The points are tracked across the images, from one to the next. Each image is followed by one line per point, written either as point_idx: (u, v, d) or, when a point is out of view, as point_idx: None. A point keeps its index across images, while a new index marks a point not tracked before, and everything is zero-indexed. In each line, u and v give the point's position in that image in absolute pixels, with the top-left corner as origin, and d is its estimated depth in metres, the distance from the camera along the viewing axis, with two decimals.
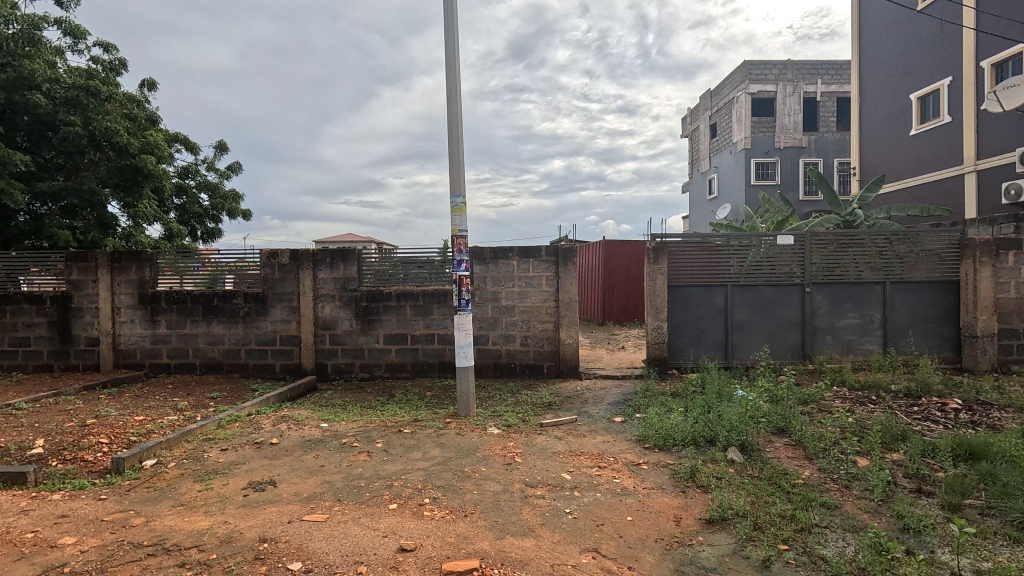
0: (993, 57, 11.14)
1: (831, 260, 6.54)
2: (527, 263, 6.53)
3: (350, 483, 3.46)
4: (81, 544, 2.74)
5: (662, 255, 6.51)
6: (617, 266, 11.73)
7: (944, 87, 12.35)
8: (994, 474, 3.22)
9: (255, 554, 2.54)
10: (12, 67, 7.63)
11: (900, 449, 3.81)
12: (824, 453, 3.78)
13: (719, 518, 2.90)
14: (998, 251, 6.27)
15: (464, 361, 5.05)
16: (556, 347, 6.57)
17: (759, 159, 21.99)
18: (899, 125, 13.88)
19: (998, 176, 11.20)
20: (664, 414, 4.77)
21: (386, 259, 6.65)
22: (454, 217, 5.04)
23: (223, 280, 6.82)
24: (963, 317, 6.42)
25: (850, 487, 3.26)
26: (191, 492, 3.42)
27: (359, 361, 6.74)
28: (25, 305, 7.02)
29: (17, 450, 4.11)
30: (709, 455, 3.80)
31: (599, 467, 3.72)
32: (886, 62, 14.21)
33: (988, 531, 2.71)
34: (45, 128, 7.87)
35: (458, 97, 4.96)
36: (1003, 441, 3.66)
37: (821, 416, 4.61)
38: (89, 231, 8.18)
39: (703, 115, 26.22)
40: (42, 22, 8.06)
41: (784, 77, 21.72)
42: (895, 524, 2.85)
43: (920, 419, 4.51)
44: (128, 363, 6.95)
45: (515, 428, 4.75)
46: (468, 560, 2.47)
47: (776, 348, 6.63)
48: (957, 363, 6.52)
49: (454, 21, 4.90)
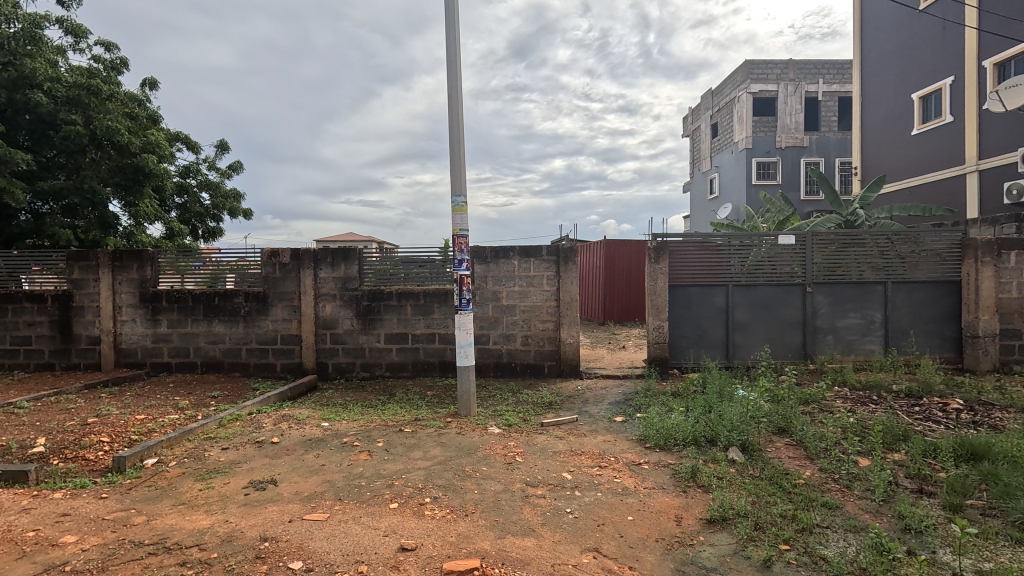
0: (995, 56, 11.11)
1: (832, 260, 6.53)
2: (528, 263, 6.53)
3: (350, 483, 3.46)
4: (82, 543, 2.74)
5: (663, 255, 6.51)
6: (618, 266, 11.72)
7: (946, 86, 12.33)
8: (996, 475, 3.21)
9: (255, 553, 2.54)
10: (13, 66, 7.63)
11: (902, 449, 3.80)
12: (824, 454, 3.77)
13: (720, 518, 2.90)
14: (1001, 251, 6.25)
15: (465, 361, 5.06)
16: (556, 347, 6.57)
17: (760, 158, 21.96)
18: (901, 125, 13.85)
19: (1000, 176, 11.17)
20: (665, 414, 4.76)
21: (386, 259, 6.65)
22: (454, 217, 5.03)
23: (223, 279, 6.83)
24: (965, 317, 6.41)
25: (851, 487, 3.26)
26: (191, 491, 3.42)
27: (360, 360, 6.74)
28: (26, 304, 7.03)
29: (18, 449, 4.12)
30: (710, 455, 3.80)
31: (599, 467, 3.72)
32: (888, 61, 14.19)
33: (990, 531, 2.70)
34: (47, 127, 7.86)
35: (458, 97, 4.95)
36: (1005, 441, 3.65)
37: (822, 416, 4.61)
38: (91, 230, 8.19)
39: (704, 115, 26.18)
40: (43, 21, 8.06)
41: (785, 76, 21.69)
42: (897, 524, 2.84)
43: (922, 419, 4.50)
44: (129, 363, 6.96)
45: (515, 427, 4.75)
46: (469, 560, 2.47)
47: (777, 348, 6.62)
48: (959, 363, 6.51)
49: (454, 20, 4.90)
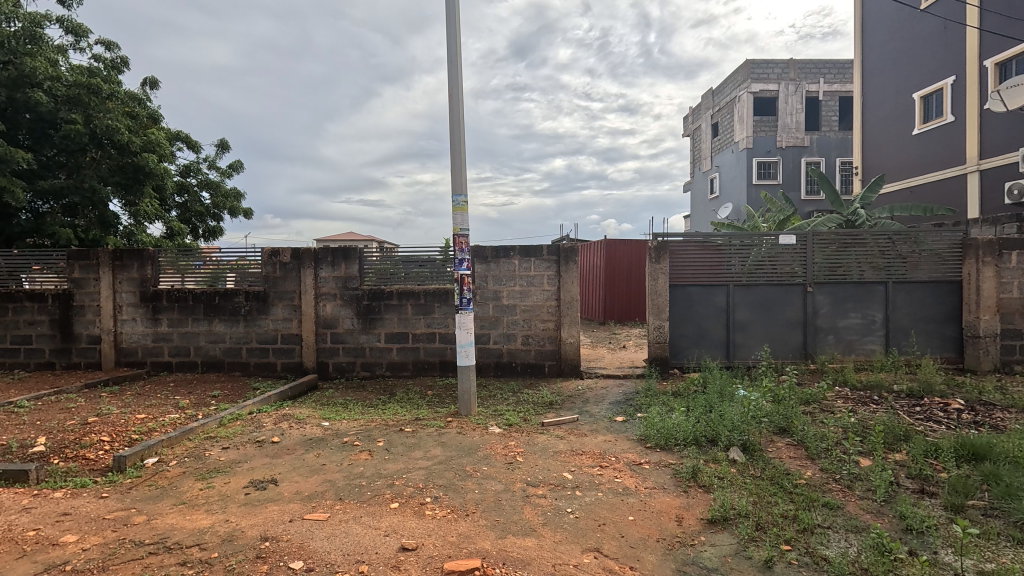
0: (997, 56, 11.09)
1: (833, 260, 6.53)
2: (529, 262, 6.52)
3: (351, 482, 3.46)
4: (83, 542, 2.74)
5: (664, 254, 6.51)
6: (618, 266, 11.72)
7: (947, 86, 12.31)
8: (997, 475, 3.21)
9: (256, 553, 2.54)
10: (13, 65, 7.62)
11: (903, 450, 3.80)
12: (826, 454, 3.77)
13: (721, 518, 2.90)
14: (1002, 251, 6.23)
15: (466, 361, 5.06)
16: (556, 347, 6.57)
17: (760, 158, 21.96)
18: (902, 124, 13.83)
19: (1001, 175, 11.16)
20: (665, 413, 4.76)
21: (387, 258, 6.65)
22: (455, 217, 5.03)
23: (224, 278, 6.82)
24: (966, 317, 6.40)
25: (853, 487, 3.25)
26: (192, 490, 3.42)
27: (360, 359, 6.74)
28: (26, 303, 7.03)
29: (19, 448, 4.12)
30: (711, 455, 3.80)
31: (600, 467, 3.72)
32: (889, 61, 14.17)
33: (992, 531, 2.70)
34: (47, 126, 7.86)
35: (459, 97, 4.95)
36: (1006, 441, 3.65)
37: (823, 416, 4.60)
38: (91, 229, 8.19)
39: (705, 114, 26.15)
40: (43, 21, 8.06)
41: (786, 76, 21.66)
42: (898, 524, 2.84)
43: (923, 419, 4.49)
44: (129, 361, 6.96)
45: (516, 427, 4.74)
46: (470, 559, 2.47)
47: (778, 348, 6.61)
48: (959, 364, 6.50)
49: (455, 19, 4.89)
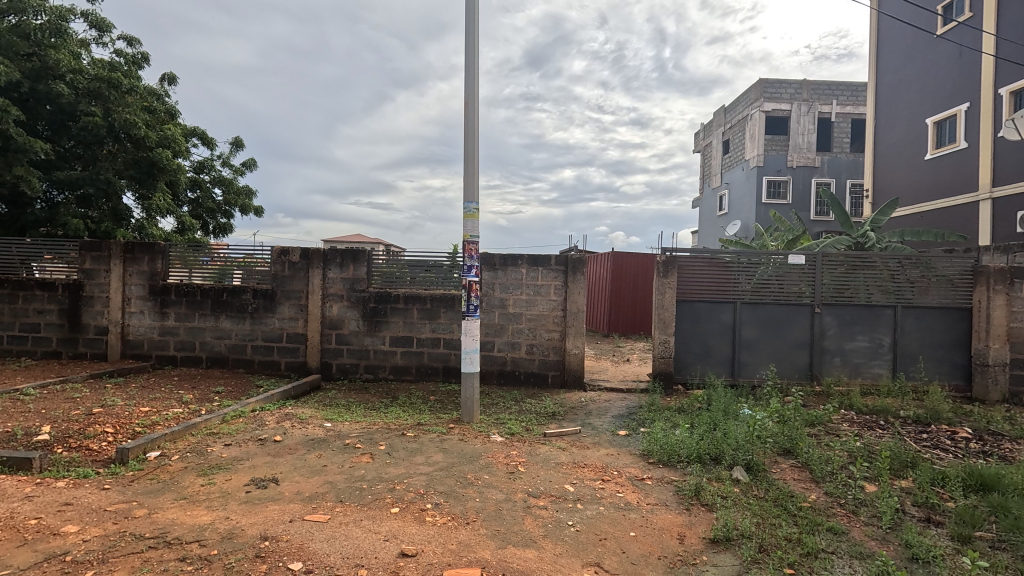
0: (1011, 84, 11.08)
1: (842, 282, 6.50)
2: (536, 272, 6.53)
3: (351, 484, 3.46)
4: (83, 533, 2.75)
5: (672, 270, 6.50)
6: (626, 277, 11.75)
7: (961, 112, 12.29)
8: (1006, 507, 3.17)
9: (255, 552, 2.53)
10: (37, 57, 7.75)
11: (909, 476, 3.76)
12: (831, 477, 3.72)
13: (724, 538, 2.87)
14: (1013, 280, 6.12)
15: (469, 368, 5.04)
16: (561, 357, 6.55)
17: (770, 176, 21.99)
18: (914, 149, 13.80)
19: (1015, 203, 11.08)
20: (669, 429, 4.74)
21: (393, 261, 6.70)
22: (466, 223, 5.05)
23: (231, 275, 6.87)
24: (975, 345, 6.33)
25: (857, 513, 3.21)
26: (193, 486, 3.42)
27: (364, 361, 6.74)
28: (37, 292, 7.09)
29: (23, 435, 4.14)
30: (714, 473, 3.76)
31: (602, 480, 3.70)
32: (902, 84, 14.16)
33: (999, 564, 2.65)
34: (67, 117, 7.97)
35: (474, 104, 4.98)
36: (1016, 473, 3.59)
37: (828, 439, 4.54)
38: (103, 221, 8.37)
39: (716, 131, 26.22)
40: (68, 14, 8.22)
41: (799, 96, 21.65)
42: (903, 553, 2.80)
43: (929, 446, 4.45)
44: (135, 354, 7.00)
45: (518, 436, 4.72)
46: (469, 568, 2.46)
47: (783, 368, 6.58)
48: (968, 392, 6.42)
49: (474, 26, 4.94)
